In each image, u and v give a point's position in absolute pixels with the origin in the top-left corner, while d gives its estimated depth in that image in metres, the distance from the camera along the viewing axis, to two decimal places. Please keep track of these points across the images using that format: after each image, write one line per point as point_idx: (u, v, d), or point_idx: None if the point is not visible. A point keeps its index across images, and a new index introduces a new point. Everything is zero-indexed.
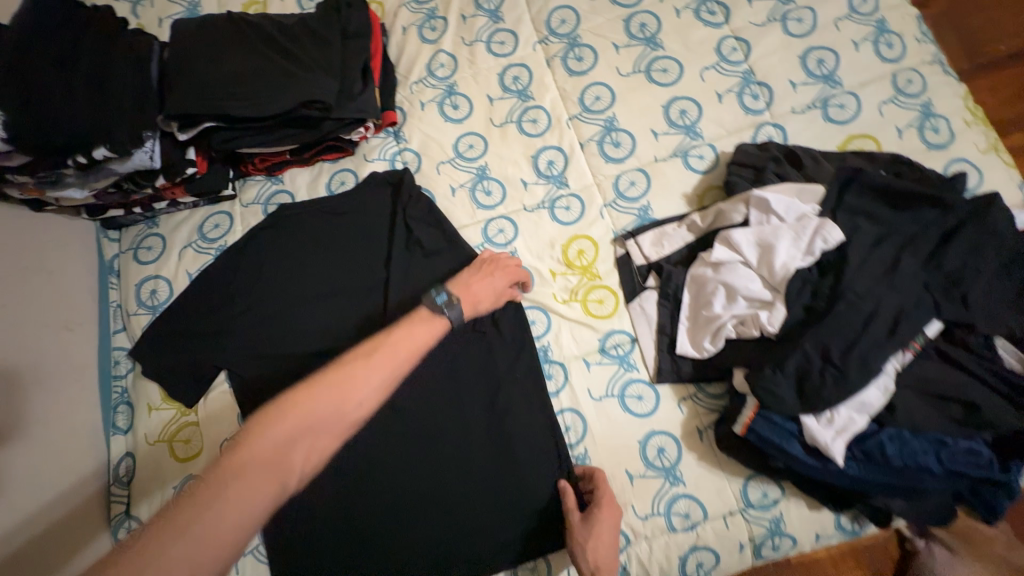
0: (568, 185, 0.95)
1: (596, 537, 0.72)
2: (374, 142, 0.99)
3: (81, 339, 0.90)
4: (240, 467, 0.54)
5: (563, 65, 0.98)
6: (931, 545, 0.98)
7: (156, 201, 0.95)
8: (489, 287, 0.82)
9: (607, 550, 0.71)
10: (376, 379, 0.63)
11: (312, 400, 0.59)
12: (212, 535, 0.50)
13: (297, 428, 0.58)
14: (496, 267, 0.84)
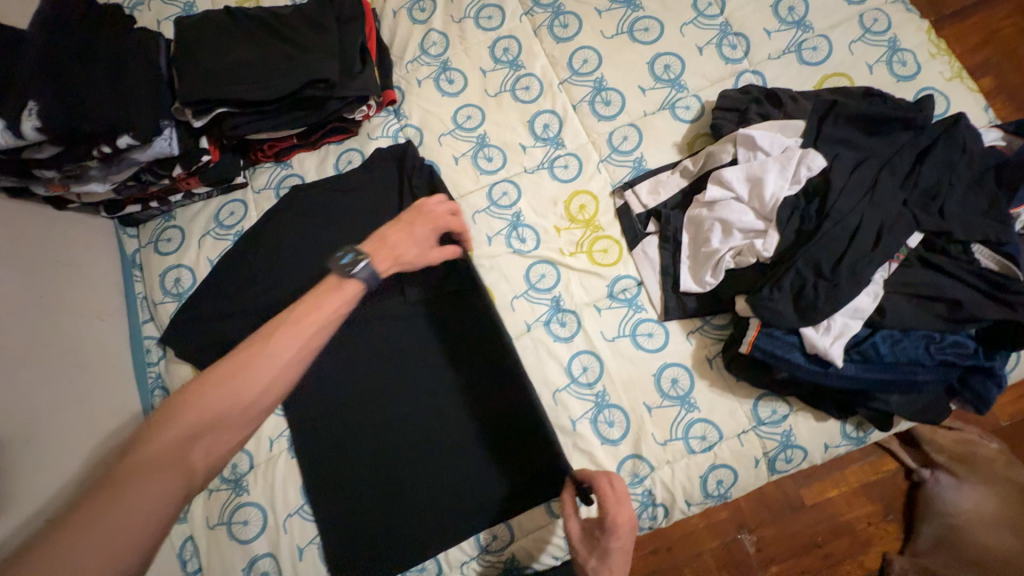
0: (565, 145, 1.00)
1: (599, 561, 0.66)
2: (377, 120, 1.03)
3: (112, 329, 0.94)
4: (139, 466, 0.53)
5: (550, 33, 1.03)
6: (936, 474, 1.07)
7: (171, 193, 0.98)
8: (413, 238, 0.80)
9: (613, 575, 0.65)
10: (280, 360, 0.62)
11: (211, 393, 0.59)
12: (117, 531, 0.48)
13: (196, 426, 0.57)
14: (424, 215, 0.82)
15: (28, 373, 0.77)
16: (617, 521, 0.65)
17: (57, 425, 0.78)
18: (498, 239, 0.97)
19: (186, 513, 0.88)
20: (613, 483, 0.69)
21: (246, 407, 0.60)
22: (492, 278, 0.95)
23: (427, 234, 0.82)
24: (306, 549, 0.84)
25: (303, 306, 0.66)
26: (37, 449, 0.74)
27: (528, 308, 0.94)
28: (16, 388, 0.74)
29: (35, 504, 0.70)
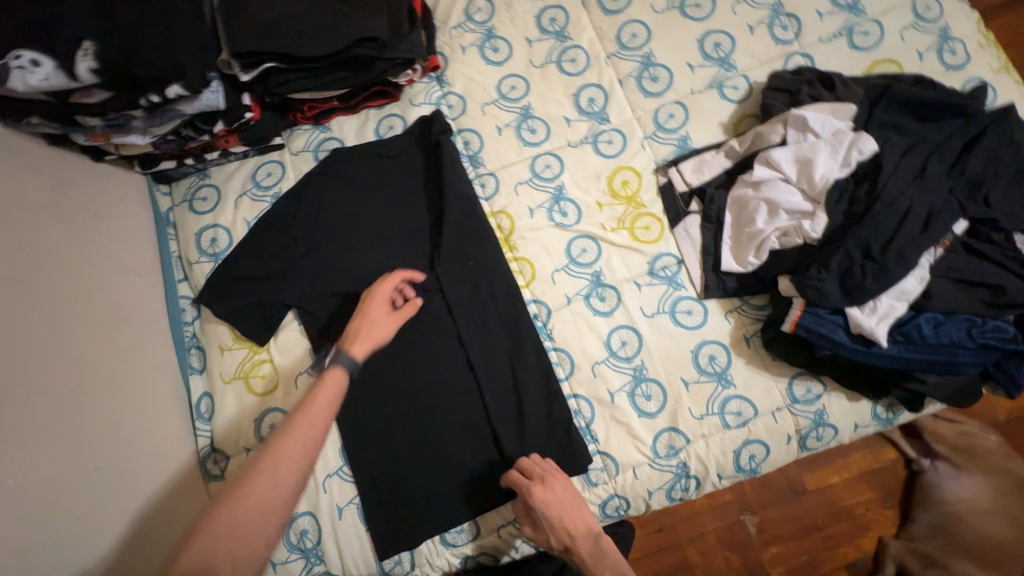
0: (609, 121, 0.99)
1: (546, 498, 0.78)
2: (419, 87, 1.01)
3: (148, 285, 0.93)
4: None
5: (599, 5, 1.02)
6: (937, 463, 1.11)
7: (208, 150, 0.96)
8: (379, 324, 0.81)
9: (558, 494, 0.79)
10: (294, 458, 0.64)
11: (236, 501, 0.60)
12: None
13: (222, 539, 0.58)
14: (374, 300, 0.83)
15: (62, 329, 0.75)
16: (538, 494, 0.78)
17: (93, 384, 0.76)
18: (540, 212, 0.97)
19: (222, 472, 0.88)
20: (522, 465, 0.81)
21: (268, 512, 0.61)
22: (533, 251, 0.95)
23: (385, 310, 0.83)
24: (345, 510, 0.85)
25: (298, 410, 0.68)
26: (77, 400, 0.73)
27: (569, 282, 0.94)
28: (48, 344, 0.72)
29: (78, 454, 0.70)
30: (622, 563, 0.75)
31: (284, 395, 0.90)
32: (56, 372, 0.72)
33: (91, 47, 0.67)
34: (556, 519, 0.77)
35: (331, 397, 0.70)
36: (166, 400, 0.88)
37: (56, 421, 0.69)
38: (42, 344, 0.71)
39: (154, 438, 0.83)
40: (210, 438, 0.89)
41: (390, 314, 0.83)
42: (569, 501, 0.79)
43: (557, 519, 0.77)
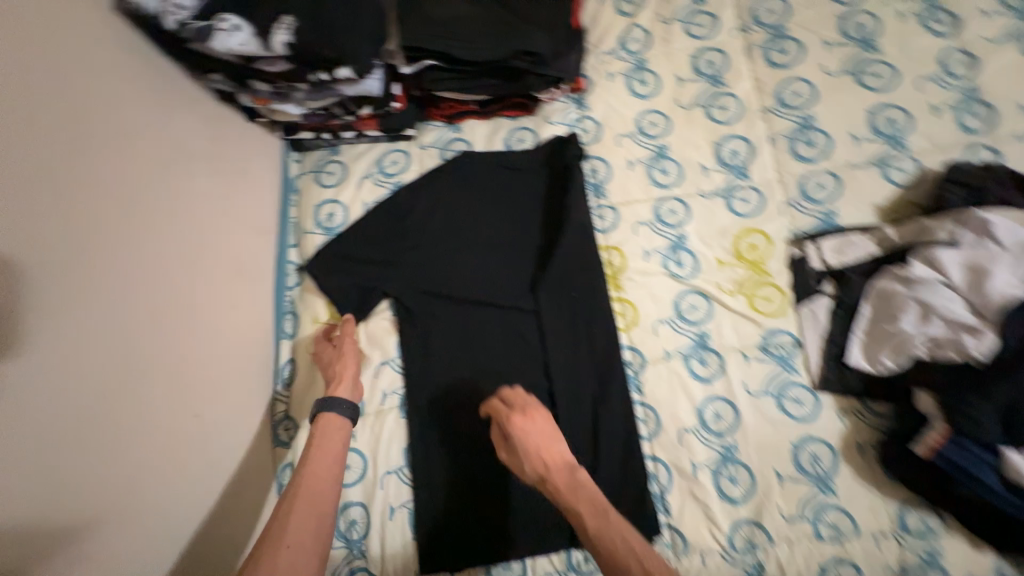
0: (749, 177, 0.93)
1: (523, 434, 0.67)
2: (557, 105, 1.00)
3: (264, 244, 0.97)
4: None
5: (764, 56, 0.96)
6: None
7: (346, 130, 0.99)
8: (338, 363, 0.83)
9: (541, 430, 0.68)
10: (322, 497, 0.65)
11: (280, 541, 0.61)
12: None
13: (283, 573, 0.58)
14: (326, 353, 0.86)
15: (189, 272, 0.79)
16: (514, 422, 0.69)
17: (202, 331, 0.80)
18: (655, 256, 0.92)
19: (290, 440, 0.90)
20: (501, 393, 0.73)
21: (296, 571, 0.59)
22: (640, 295, 0.90)
23: (330, 352, 0.86)
24: (397, 511, 0.84)
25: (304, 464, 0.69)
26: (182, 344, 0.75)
27: (671, 336, 0.88)
28: (174, 285, 0.76)
29: (172, 395, 0.72)
30: (605, 506, 0.61)
31: (364, 380, 0.91)
32: (177, 317, 0.75)
33: (292, 21, 0.70)
34: (529, 450, 0.66)
35: (335, 450, 0.71)
36: (258, 357, 0.91)
37: (143, 412, 0.67)
38: (170, 285, 0.75)
39: (241, 392, 0.86)
40: (286, 404, 0.92)
41: (338, 351, 0.85)
42: (548, 434, 0.68)
43: (531, 449, 0.66)
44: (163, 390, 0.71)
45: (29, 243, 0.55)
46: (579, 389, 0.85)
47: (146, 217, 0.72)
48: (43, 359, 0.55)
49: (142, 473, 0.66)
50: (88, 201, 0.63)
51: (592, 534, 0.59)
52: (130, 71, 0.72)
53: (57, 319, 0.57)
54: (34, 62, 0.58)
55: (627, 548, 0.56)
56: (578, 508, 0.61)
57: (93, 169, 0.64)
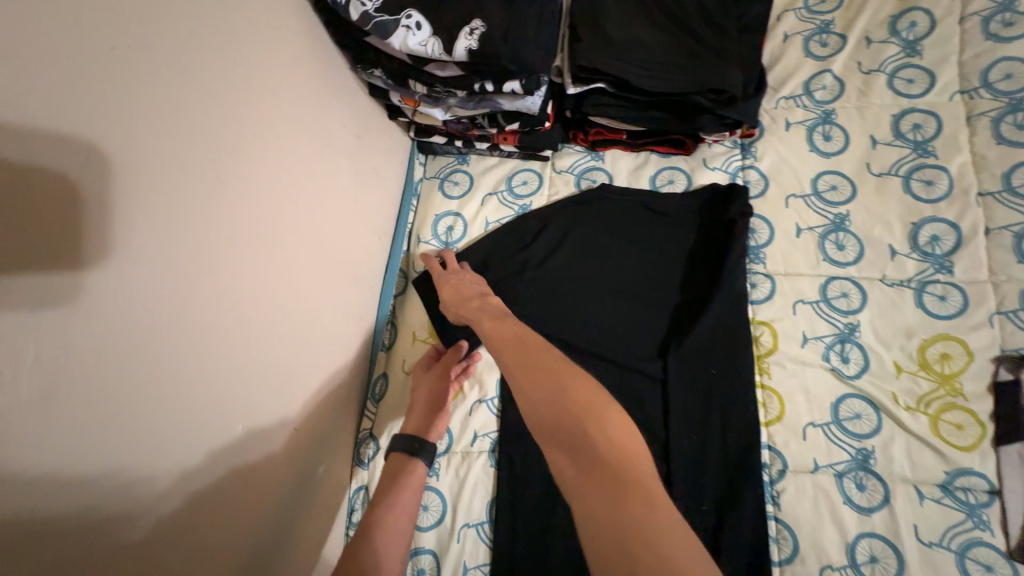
0: (952, 272, 0.76)
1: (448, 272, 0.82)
2: (718, 149, 0.89)
3: (378, 247, 0.92)
4: None
5: (993, 128, 0.79)
6: None
7: (481, 141, 0.92)
8: (426, 391, 0.80)
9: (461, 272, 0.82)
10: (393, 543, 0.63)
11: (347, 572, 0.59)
12: None
13: None
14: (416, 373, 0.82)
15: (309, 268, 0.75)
16: (440, 272, 0.81)
17: (310, 331, 0.75)
18: (814, 344, 0.77)
19: (369, 461, 0.83)
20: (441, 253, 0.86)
21: None
22: (789, 387, 0.76)
23: (427, 376, 0.81)
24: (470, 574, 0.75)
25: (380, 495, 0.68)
26: (291, 343, 0.71)
27: (823, 445, 0.73)
28: (291, 280, 0.71)
29: (274, 397, 0.67)
30: (504, 314, 0.65)
31: (459, 413, 0.83)
32: (293, 321, 0.72)
33: (481, 26, 0.64)
34: (451, 286, 0.78)
35: (413, 488, 0.70)
36: (353, 365, 0.86)
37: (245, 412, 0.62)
38: (289, 280, 0.71)
39: (333, 401, 0.80)
40: (372, 422, 0.87)
41: (433, 376, 0.81)
42: (472, 280, 0.79)
43: (451, 286, 0.78)
44: (269, 401, 0.66)
45: (178, 238, 0.52)
46: (704, 486, 0.72)
47: (283, 214, 0.69)
48: (176, 363, 0.52)
49: (241, 492, 0.61)
50: (236, 196, 0.60)
51: (488, 329, 0.62)
52: (297, 61, 0.71)
53: (193, 320, 0.54)
54: (215, 37, 0.56)
55: (517, 335, 0.58)
56: (479, 317, 0.66)
57: (244, 160, 0.62)
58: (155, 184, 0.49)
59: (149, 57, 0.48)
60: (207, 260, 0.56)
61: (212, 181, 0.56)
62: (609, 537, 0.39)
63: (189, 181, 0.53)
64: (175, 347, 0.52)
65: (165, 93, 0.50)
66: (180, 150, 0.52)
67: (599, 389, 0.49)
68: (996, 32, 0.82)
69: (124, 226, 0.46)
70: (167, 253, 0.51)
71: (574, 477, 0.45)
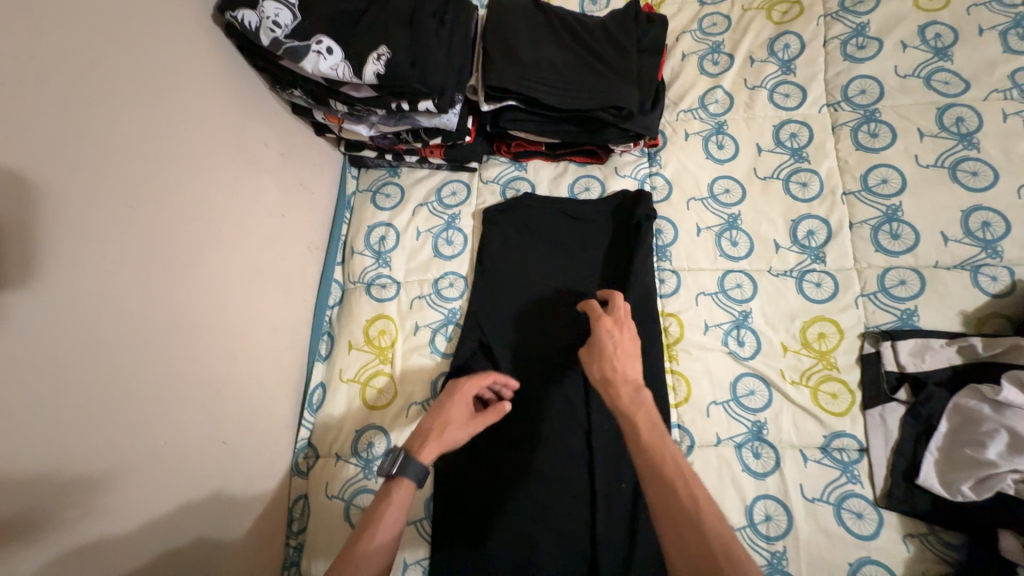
0: (824, 261, 0.88)
1: (620, 344, 0.70)
2: (628, 158, 0.97)
3: (311, 259, 0.94)
4: None
5: (852, 136, 0.92)
6: None
7: (410, 154, 0.97)
8: (453, 426, 0.70)
9: (629, 354, 0.69)
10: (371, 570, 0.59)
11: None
12: None
13: None
14: (456, 398, 0.73)
15: (234, 281, 0.76)
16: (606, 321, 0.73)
17: (238, 343, 0.76)
18: (715, 331, 0.87)
19: (309, 470, 0.85)
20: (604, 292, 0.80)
21: None
22: (694, 370, 0.85)
23: (464, 414, 0.72)
24: (410, 569, 0.77)
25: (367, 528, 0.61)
26: (217, 356, 0.72)
27: (724, 421, 0.82)
28: (214, 294, 0.72)
29: (199, 409, 0.68)
30: (661, 422, 0.61)
31: (399, 412, 0.85)
32: (219, 338, 0.73)
33: (387, 52, 0.69)
34: (614, 356, 0.68)
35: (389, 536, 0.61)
36: (289, 376, 0.87)
37: (165, 425, 0.63)
38: (212, 294, 0.72)
39: (267, 412, 0.81)
40: (311, 431, 0.88)
41: (471, 419, 0.71)
42: (628, 352, 0.69)
43: (609, 351, 0.69)
44: (194, 418, 0.67)
45: (78, 263, 0.53)
46: (622, 466, 0.79)
47: (205, 233, 0.70)
48: (80, 385, 0.53)
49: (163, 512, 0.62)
50: (150, 217, 0.61)
51: (647, 428, 0.60)
52: (209, 82, 0.72)
53: (100, 343, 0.55)
54: (118, 61, 0.58)
55: (676, 461, 0.57)
56: (636, 415, 0.62)
57: (159, 182, 0.63)
58: (53, 210, 0.50)
59: (45, 85, 0.50)
60: (117, 282, 0.57)
61: (122, 204, 0.58)
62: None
63: (93, 206, 0.54)
64: (79, 371, 0.52)
65: (65, 119, 0.52)
66: (82, 175, 0.53)
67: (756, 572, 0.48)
68: (851, 53, 0.95)
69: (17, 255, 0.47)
70: (67, 277, 0.52)
71: None
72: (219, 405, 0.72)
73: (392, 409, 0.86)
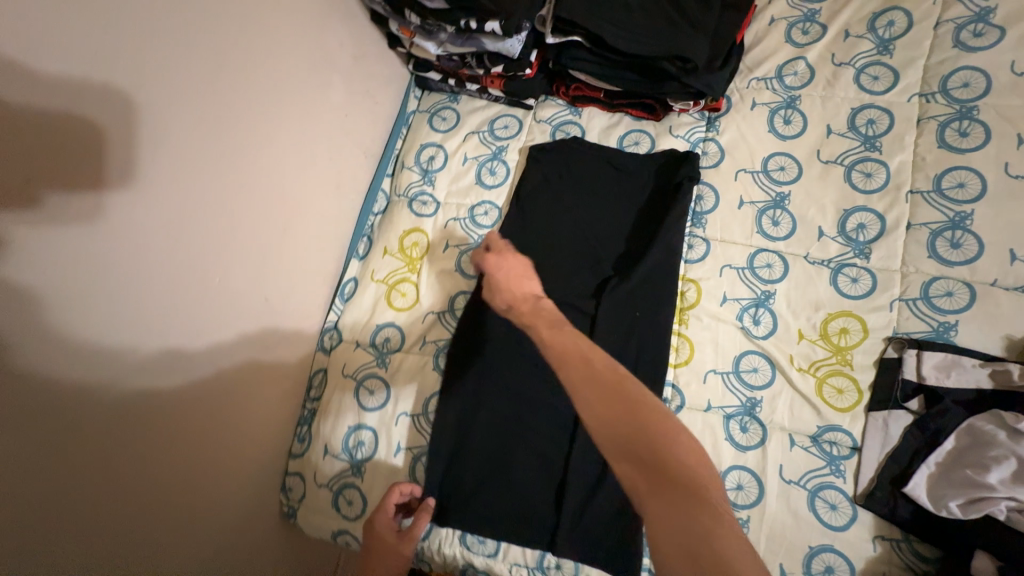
0: (868, 258, 0.84)
1: (503, 263, 0.78)
2: (686, 119, 0.95)
3: (365, 166, 1.02)
4: None
5: (938, 132, 0.84)
6: None
7: (471, 82, 1.00)
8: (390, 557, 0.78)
9: (513, 267, 0.77)
10: None
11: None
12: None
13: None
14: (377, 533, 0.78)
15: (296, 166, 0.85)
16: (485, 254, 0.81)
17: (290, 222, 0.86)
18: (732, 304, 0.86)
19: (331, 349, 0.96)
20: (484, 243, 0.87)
21: None
22: (701, 337, 0.86)
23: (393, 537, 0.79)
24: (402, 451, 0.87)
25: None
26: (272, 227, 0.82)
27: (719, 390, 0.84)
28: (277, 172, 0.81)
29: (253, 267, 0.79)
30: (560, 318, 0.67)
31: (417, 317, 0.94)
32: (275, 210, 0.82)
33: None
34: (502, 278, 0.76)
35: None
36: (328, 265, 0.97)
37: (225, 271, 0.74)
38: (276, 171, 0.81)
39: (305, 290, 0.92)
40: (338, 317, 0.98)
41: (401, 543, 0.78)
42: (516, 271, 0.76)
43: (501, 281, 0.76)
44: (245, 272, 0.78)
45: (168, 107, 0.62)
46: None
47: (273, 113, 0.79)
48: (160, 212, 0.63)
49: (212, 342, 0.73)
50: (227, 83, 0.70)
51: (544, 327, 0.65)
52: None
53: (176, 181, 0.65)
54: None
55: (573, 339, 0.61)
56: (536, 322, 0.66)
57: (237, 54, 0.71)
58: (152, 54, 0.59)
59: None
60: (197, 134, 0.66)
61: (207, 66, 0.66)
62: (673, 533, 0.43)
63: (182, 60, 0.63)
64: (160, 198, 0.62)
65: None
66: (178, 31, 0.61)
67: (655, 399, 0.53)
68: (964, 41, 0.86)
69: (123, 86, 0.56)
70: (158, 117, 0.61)
71: (643, 486, 0.47)
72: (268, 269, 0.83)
73: (412, 313, 0.94)
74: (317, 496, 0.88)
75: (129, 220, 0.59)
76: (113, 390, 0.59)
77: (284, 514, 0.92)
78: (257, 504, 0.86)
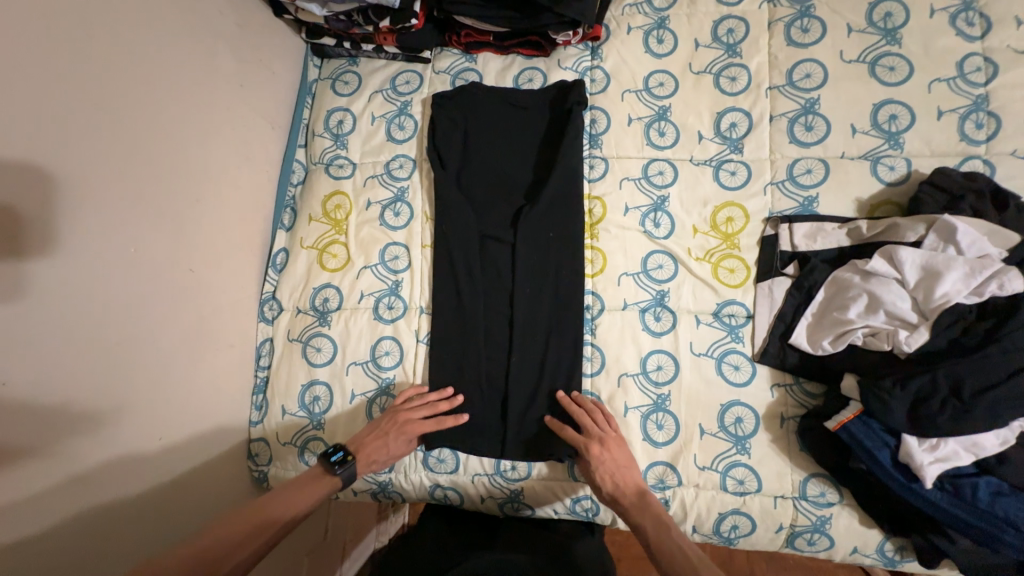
0: (742, 152, 0.95)
1: (603, 457, 0.80)
2: (572, 51, 1.02)
3: (274, 139, 1.04)
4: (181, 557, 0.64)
5: (785, 32, 0.95)
6: None
7: (366, 42, 1.04)
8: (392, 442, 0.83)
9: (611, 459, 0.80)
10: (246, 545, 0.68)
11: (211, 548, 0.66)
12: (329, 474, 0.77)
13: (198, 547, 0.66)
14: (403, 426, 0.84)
15: (198, 139, 0.86)
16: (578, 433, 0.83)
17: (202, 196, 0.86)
18: (634, 213, 0.96)
19: (273, 319, 0.99)
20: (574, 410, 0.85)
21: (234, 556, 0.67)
22: (611, 246, 0.95)
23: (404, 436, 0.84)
24: (357, 397, 0.93)
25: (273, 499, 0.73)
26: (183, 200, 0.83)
27: (632, 289, 0.93)
28: (179, 146, 0.82)
29: (168, 242, 0.80)
30: (667, 521, 0.74)
31: (350, 273, 0.98)
32: (184, 184, 0.83)
33: None
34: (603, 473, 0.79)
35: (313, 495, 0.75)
36: (255, 239, 0.99)
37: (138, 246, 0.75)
38: (178, 146, 0.82)
39: (234, 263, 0.94)
40: (274, 287, 1.01)
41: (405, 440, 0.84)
42: (616, 460, 0.80)
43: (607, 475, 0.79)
44: (166, 245, 0.79)
45: (36, 77, 0.62)
46: (538, 322, 0.92)
47: (161, 87, 0.79)
48: (49, 185, 0.63)
49: (140, 317, 0.75)
50: (103, 50, 0.70)
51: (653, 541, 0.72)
52: None
53: (61, 155, 0.65)
54: None
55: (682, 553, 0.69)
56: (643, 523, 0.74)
57: (110, 25, 0.71)
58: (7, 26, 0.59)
59: None
60: (75, 107, 0.66)
61: (77, 36, 0.67)
62: None
63: (45, 29, 0.63)
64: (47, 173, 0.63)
65: None
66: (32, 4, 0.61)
67: None
68: None
69: None
70: (28, 84, 0.61)
71: None
72: (187, 244, 0.83)
73: (344, 271, 0.98)
74: (284, 455, 0.93)
75: (21, 188, 0.60)
76: (32, 354, 0.61)
77: (257, 479, 0.96)
78: (225, 469, 0.90)
